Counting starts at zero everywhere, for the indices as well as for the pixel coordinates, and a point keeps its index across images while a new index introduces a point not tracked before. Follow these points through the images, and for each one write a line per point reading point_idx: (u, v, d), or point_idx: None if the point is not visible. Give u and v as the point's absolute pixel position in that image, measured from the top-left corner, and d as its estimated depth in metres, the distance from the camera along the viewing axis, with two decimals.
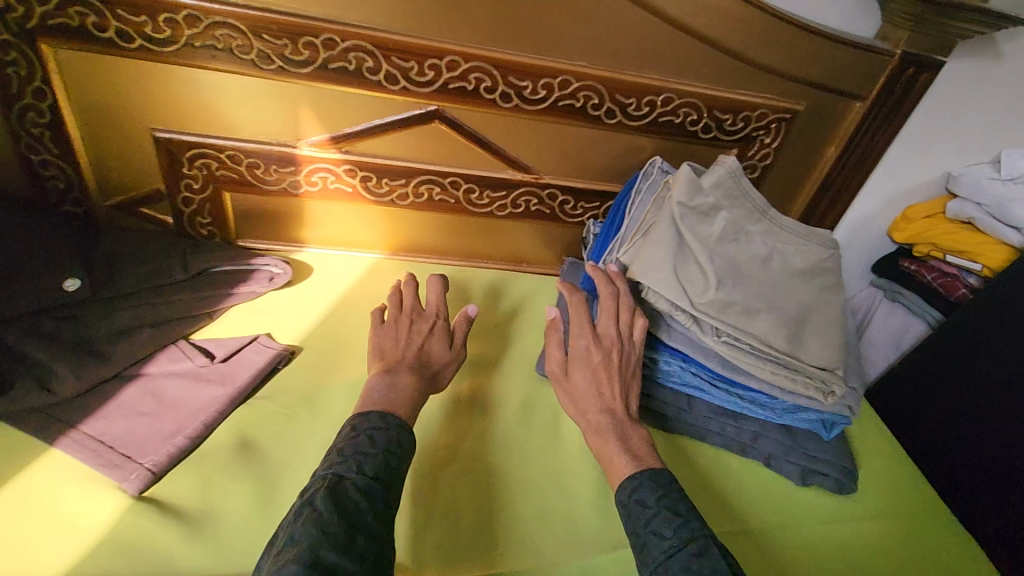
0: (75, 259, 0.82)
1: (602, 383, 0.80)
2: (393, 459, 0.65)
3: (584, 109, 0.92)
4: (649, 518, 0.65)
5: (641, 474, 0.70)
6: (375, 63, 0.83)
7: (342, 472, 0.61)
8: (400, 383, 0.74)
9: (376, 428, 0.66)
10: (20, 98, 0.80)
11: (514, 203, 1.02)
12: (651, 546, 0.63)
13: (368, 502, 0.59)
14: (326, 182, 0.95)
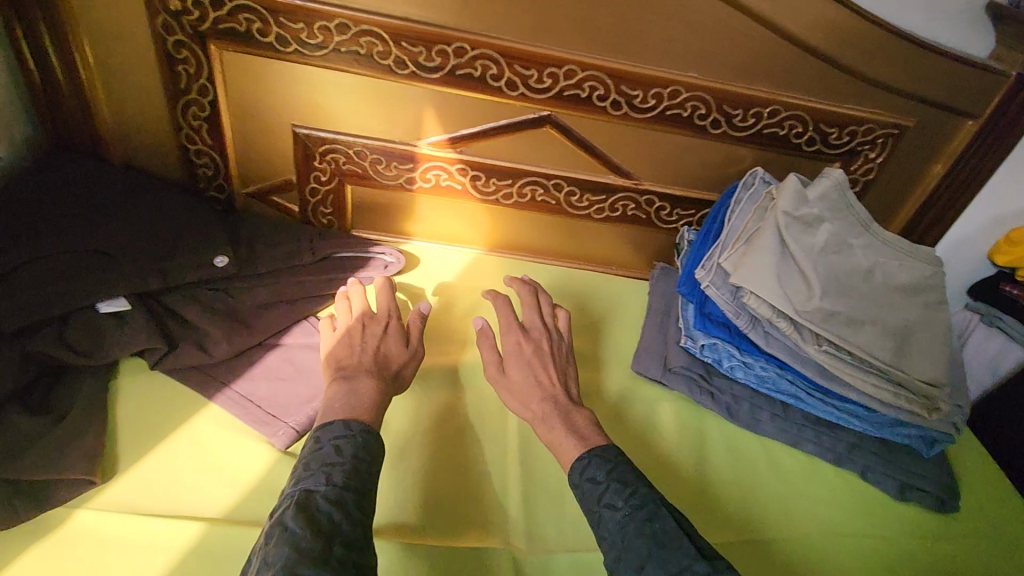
0: (222, 237, 0.90)
1: (541, 376, 0.82)
2: (366, 465, 0.64)
3: (691, 119, 0.95)
4: (602, 493, 0.69)
5: (588, 452, 0.73)
6: (499, 70, 0.89)
7: (312, 487, 0.60)
8: (362, 391, 0.72)
9: (341, 439, 0.65)
10: (186, 93, 0.90)
11: (612, 207, 1.06)
12: (606, 519, 0.66)
13: (343, 513, 0.58)
14: (439, 179, 1.01)
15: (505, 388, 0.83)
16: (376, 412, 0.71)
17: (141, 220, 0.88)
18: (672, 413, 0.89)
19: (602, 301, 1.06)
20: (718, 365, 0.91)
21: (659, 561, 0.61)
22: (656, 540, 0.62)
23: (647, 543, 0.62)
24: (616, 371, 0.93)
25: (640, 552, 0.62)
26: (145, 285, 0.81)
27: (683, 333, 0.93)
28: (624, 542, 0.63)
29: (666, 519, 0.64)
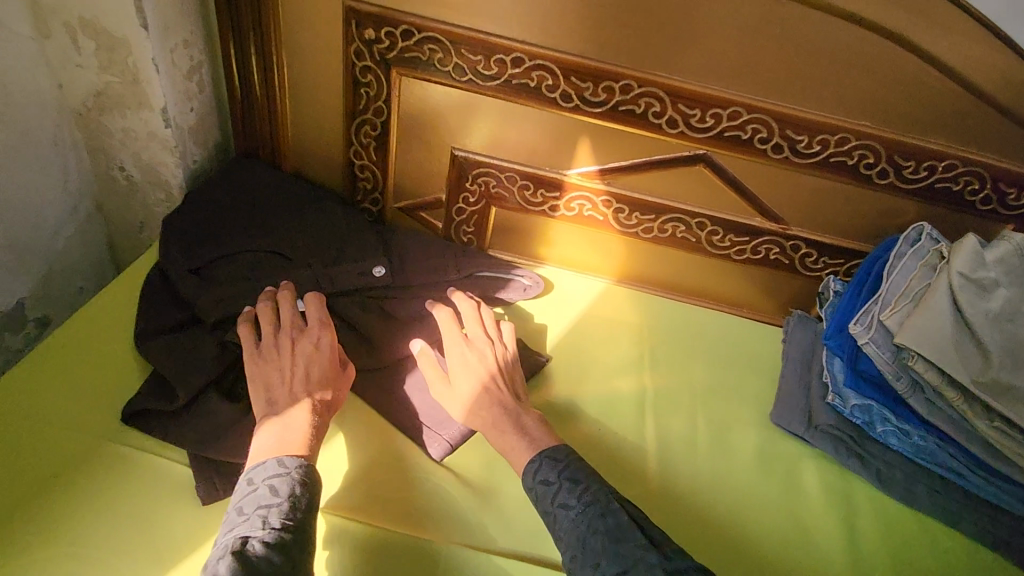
0: (380, 248, 0.95)
1: (481, 393, 0.79)
2: (304, 501, 0.64)
3: (855, 168, 0.92)
4: (555, 493, 0.71)
5: (539, 455, 0.74)
6: (662, 107, 0.89)
7: (248, 533, 0.60)
8: (299, 416, 0.71)
9: (277, 477, 0.64)
10: (362, 113, 0.97)
11: (754, 249, 1.03)
12: (560, 519, 0.69)
13: (282, 555, 0.58)
14: (582, 209, 1.03)
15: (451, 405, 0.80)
16: (313, 438, 0.71)
17: (312, 227, 0.95)
18: (816, 472, 0.85)
19: (738, 343, 1.02)
20: (869, 428, 0.87)
21: (614, 556, 0.64)
22: (610, 536, 0.66)
23: (602, 540, 0.65)
24: (756, 420, 0.90)
25: (597, 549, 0.65)
26: (318, 288, 0.89)
27: (831, 390, 0.89)
28: (581, 540, 0.66)
29: (617, 512, 0.68)
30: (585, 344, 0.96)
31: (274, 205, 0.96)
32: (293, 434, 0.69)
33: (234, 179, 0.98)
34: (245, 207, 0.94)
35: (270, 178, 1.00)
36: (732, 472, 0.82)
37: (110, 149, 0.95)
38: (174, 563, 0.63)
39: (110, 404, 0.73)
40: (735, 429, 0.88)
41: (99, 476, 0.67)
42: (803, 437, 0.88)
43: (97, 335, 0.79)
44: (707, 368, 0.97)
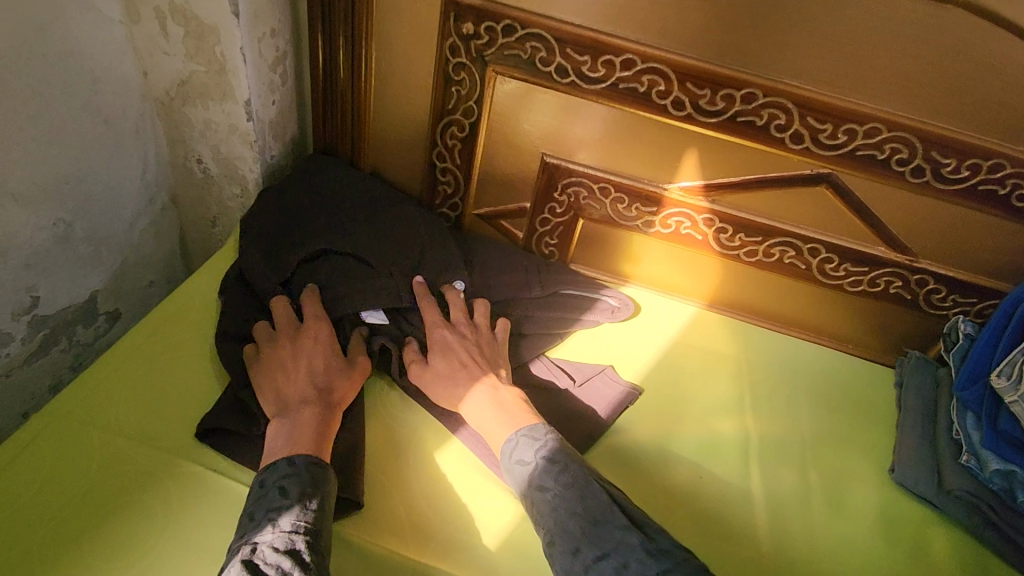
0: (462, 261, 0.89)
1: (462, 377, 0.76)
2: (316, 501, 0.59)
3: (1007, 199, 0.81)
4: (533, 475, 0.66)
5: (517, 433, 0.69)
6: (788, 121, 0.81)
7: (257, 539, 0.55)
8: (305, 409, 0.67)
9: (286, 479, 0.60)
10: (451, 113, 0.91)
11: (871, 281, 0.93)
12: (538, 501, 0.64)
13: (294, 560, 0.54)
14: (680, 226, 0.94)
15: (430, 389, 0.76)
16: (324, 436, 0.66)
17: (390, 229, 0.88)
18: (948, 545, 0.74)
19: (846, 386, 0.92)
20: (1009, 497, 0.75)
21: (594, 540, 0.60)
22: (590, 519, 0.61)
23: (581, 523, 0.61)
24: (874, 478, 0.80)
25: (575, 533, 0.60)
26: (399, 301, 0.81)
27: (965, 450, 0.78)
28: (558, 523, 0.62)
29: (597, 494, 0.63)
30: (677, 378, 0.87)
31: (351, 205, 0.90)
32: (303, 432, 0.65)
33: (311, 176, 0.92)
34: (323, 207, 0.89)
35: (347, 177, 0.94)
36: (848, 535, 0.73)
37: (189, 140, 0.91)
38: None
39: (183, 417, 0.69)
40: (849, 485, 0.78)
41: (166, 494, 0.62)
42: (932, 502, 0.77)
43: (173, 339, 0.76)
44: (814, 412, 0.87)
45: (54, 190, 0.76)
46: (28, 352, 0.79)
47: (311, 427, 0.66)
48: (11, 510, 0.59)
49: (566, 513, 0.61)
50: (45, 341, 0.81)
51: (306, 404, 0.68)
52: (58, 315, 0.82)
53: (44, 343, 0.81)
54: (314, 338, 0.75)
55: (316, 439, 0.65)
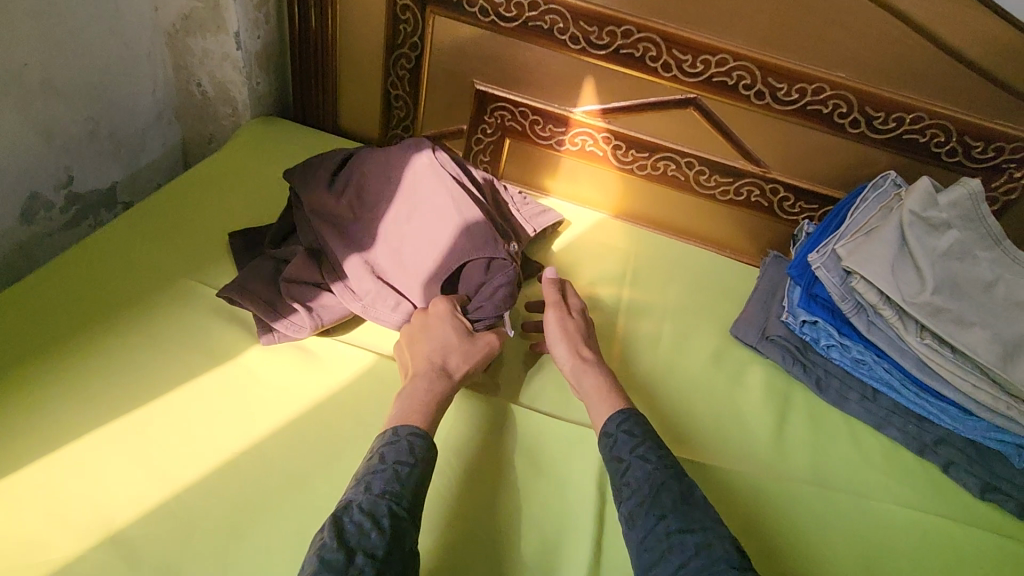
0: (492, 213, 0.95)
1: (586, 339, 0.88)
2: (410, 469, 0.65)
3: (830, 116, 1.02)
4: (635, 445, 0.73)
5: (629, 410, 0.78)
6: (658, 52, 1.02)
7: (352, 497, 0.61)
8: (423, 383, 0.74)
9: (388, 445, 0.66)
10: (400, 47, 1.14)
11: (737, 190, 1.15)
12: (633, 467, 0.71)
13: (375, 523, 0.58)
14: (585, 144, 1.16)
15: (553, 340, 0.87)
16: (430, 410, 0.72)
17: (435, 195, 0.92)
18: (761, 375, 0.98)
19: (714, 273, 1.15)
20: (815, 343, 0.99)
21: (681, 516, 0.65)
22: (681, 498, 0.67)
23: (674, 499, 0.67)
24: (717, 332, 1.03)
25: (666, 504, 0.67)
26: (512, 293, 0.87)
27: (786, 310, 1.01)
28: (653, 491, 0.68)
29: (693, 485, 0.70)
30: (573, 259, 1.11)
31: (434, 188, 0.92)
32: (422, 404, 0.72)
33: (392, 153, 0.96)
34: (372, 164, 0.95)
35: (404, 155, 0.95)
36: (684, 365, 0.97)
37: (191, 67, 1.14)
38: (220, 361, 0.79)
39: (185, 254, 0.92)
40: (694, 335, 1.02)
41: (169, 295, 0.85)
42: (756, 347, 1.00)
43: (176, 208, 0.99)
44: (681, 288, 1.10)
45: (87, 91, 0.99)
46: (65, 220, 1.03)
47: (427, 401, 0.73)
48: (57, 289, 0.82)
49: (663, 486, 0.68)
50: (77, 214, 1.05)
51: (418, 380, 0.75)
52: (87, 195, 1.06)
53: (76, 216, 1.05)
54: (438, 313, 0.83)
55: (418, 417, 0.70)
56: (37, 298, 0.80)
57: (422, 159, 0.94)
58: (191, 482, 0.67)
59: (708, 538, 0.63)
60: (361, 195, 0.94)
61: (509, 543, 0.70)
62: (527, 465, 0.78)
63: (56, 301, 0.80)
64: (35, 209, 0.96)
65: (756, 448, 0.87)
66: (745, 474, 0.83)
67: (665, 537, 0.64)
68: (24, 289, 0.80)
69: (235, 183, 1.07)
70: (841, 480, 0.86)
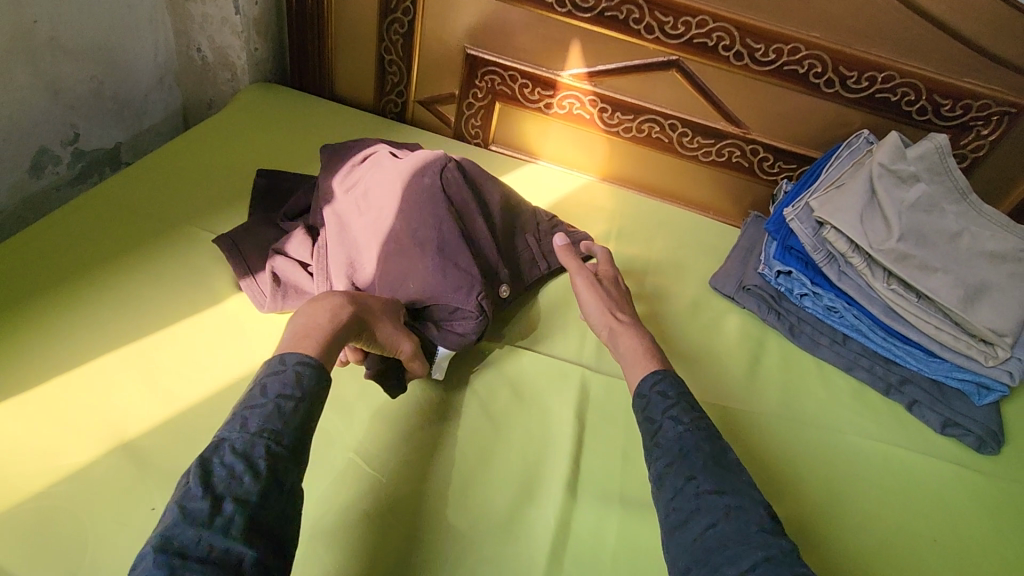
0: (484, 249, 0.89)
1: (619, 304, 0.90)
2: (295, 404, 0.59)
3: (806, 76, 1.06)
4: (668, 407, 0.73)
5: (664, 370, 0.78)
6: (641, 15, 1.06)
7: (225, 435, 0.55)
8: (328, 308, 0.69)
9: (271, 375, 0.60)
10: (393, 12, 1.18)
11: (718, 151, 1.19)
12: (666, 429, 0.71)
13: (247, 465, 0.53)
14: (572, 107, 1.20)
15: (586, 297, 0.89)
16: (326, 335, 0.66)
17: (427, 219, 0.85)
18: (738, 324, 1.03)
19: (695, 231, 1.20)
20: (789, 293, 1.03)
21: (713, 475, 0.66)
22: (713, 458, 0.68)
23: (705, 460, 0.67)
24: (696, 285, 1.08)
25: (696, 465, 0.67)
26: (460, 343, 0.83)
27: (762, 262, 1.05)
28: (683, 453, 0.68)
29: (724, 447, 0.70)
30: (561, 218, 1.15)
31: (428, 211, 0.86)
32: (321, 331, 0.66)
33: (406, 162, 0.91)
34: (387, 172, 0.90)
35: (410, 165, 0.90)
36: (665, 314, 1.02)
37: (190, 32, 1.18)
38: (222, 299, 0.85)
39: (187, 207, 0.97)
40: (675, 287, 1.07)
41: (172, 242, 0.90)
42: (733, 297, 1.06)
43: (175, 166, 1.04)
44: (664, 244, 1.15)
45: (91, 52, 1.03)
46: (71, 175, 1.07)
47: (324, 326, 0.67)
48: (66, 235, 0.87)
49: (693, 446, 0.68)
50: (83, 171, 1.09)
51: (321, 304, 0.70)
52: (92, 153, 1.10)
53: (82, 172, 1.09)
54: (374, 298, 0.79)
55: (308, 342, 0.64)
56: (50, 242, 0.85)
57: (425, 177, 0.88)
58: (196, 403, 0.72)
59: (742, 499, 0.63)
60: (368, 194, 0.90)
61: (495, 463, 0.76)
62: (512, 398, 0.83)
63: (72, 245, 0.86)
64: (43, 164, 1.01)
65: (730, 388, 0.93)
66: (720, 410, 0.89)
67: (694, 497, 0.64)
68: (37, 233, 0.86)
69: (239, 145, 1.13)
70: (809, 416, 0.92)
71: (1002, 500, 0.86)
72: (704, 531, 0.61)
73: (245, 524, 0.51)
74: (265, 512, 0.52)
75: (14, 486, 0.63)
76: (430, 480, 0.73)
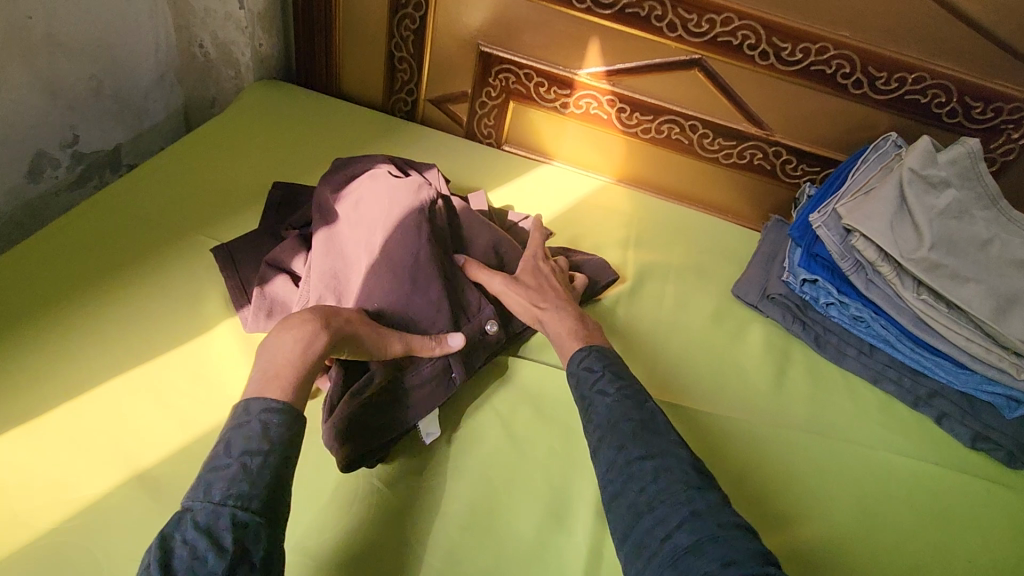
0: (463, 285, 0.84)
1: (544, 289, 0.85)
2: (263, 459, 0.56)
3: (833, 77, 1.03)
4: (596, 380, 0.73)
5: (590, 348, 0.77)
6: (663, 11, 1.02)
7: (188, 505, 0.53)
8: (301, 339, 0.66)
9: (237, 430, 0.57)
10: (403, 7, 1.13)
11: (740, 153, 1.15)
12: (596, 402, 0.71)
13: (211, 538, 0.50)
14: (589, 107, 1.17)
15: (506, 297, 0.84)
16: (296, 371, 0.63)
17: (405, 237, 0.80)
18: (761, 334, 1.01)
19: (715, 234, 1.17)
20: (815, 302, 1.01)
21: (641, 442, 0.65)
22: (641, 425, 0.67)
23: (633, 427, 0.67)
24: (718, 291, 1.06)
25: (625, 433, 0.66)
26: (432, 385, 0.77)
27: (787, 270, 1.02)
28: (613, 423, 0.68)
29: (653, 411, 0.70)
30: (578, 222, 1.12)
31: (408, 229, 0.81)
32: (289, 366, 0.63)
33: (400, 182, 0.87)
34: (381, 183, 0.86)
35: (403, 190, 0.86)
36: (687, 323, 1.00)
37: (192, 27, 1.13)
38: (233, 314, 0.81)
39: (193, 215, 0.93)
40: (696, 294, 1.05)
41: (180, 253, 0.87)
42: (756, 305, 1.03)
43: (178, 171, 1.00)
44: (683, 249, 1.12)
45: (89, 50, 0.98)
46: (70, 179, 1.03)
47: (294, 361, 0.64)
48: (67, 246, 0.84)
49: (621, 416, 0.68)
50: (83, 175, 1.05)
51: (290, 333, 0.66)
52: (93, 155, 1.06)
53: (82, 175, 1.05)
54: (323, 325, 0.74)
55: (279, 382, 0.62)
56: (52, 253, 0.82)
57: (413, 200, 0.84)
58: (208, 427, 0.69)
59: (668, 461, 0.63)
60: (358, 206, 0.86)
61: (520, 485, 0.74)
62: (535, 416, 0.80)
63: (75, 257, 0.83)
64: (42, 168, 0.96)
65: (755, 401, 0.91)
66: (745, 426, 0.87)
67: (625, 466, 0.64)
68: (38, 245, 0.83)
69: (245, 148, 1.09)
70: (835, 429, 0.90)
71: None
72: (635, 498, 0.61)
73: None
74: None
75: (25, 520, 0.60)
76: (455, 504, 0.71)
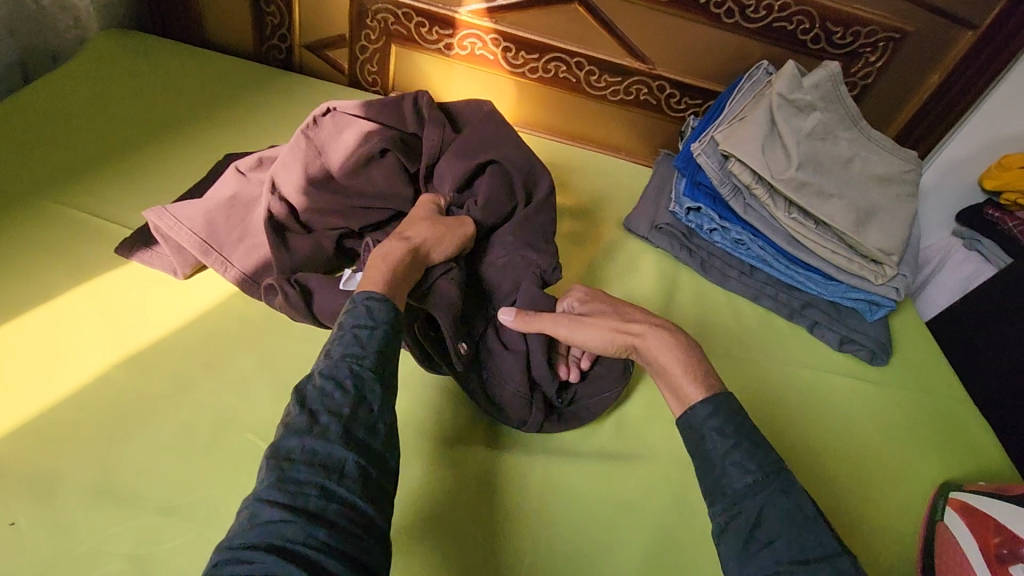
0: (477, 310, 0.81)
1: (628, 317, 0.76)
2: (371, 330, 0.63)
3: (706, 6, 1.04)
4: (728, 450, 0.64)
5: (718, 398, 0.67)
6: None
7: (318, 365, 0.61)
8: (394, 259, 0.72)
9: (348, 313, 0.65)
10: None
11: (626, 89, 1.16)
12: (729, 478, 0.63)
13: (337, 384, 0.58)
14: (474, 48, 1.13)
15: (583, 334, 0.75)
16: (391, 277, 0.70)
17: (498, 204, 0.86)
18: (652, 263, 1.04)
19: (607, 171, 1.18)
20: (699, 229, 1.04)
21: (793, 541, 0.59)
22: (797, 517, 0.60)
23: (784, 521, 0.60)
24: (611, 226, 1.08)
25: (772, 527, 0.60)
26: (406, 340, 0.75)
27: (674, 200, 1.05)
28: (756, 512, 0.61)
29: (801, 497, 0.62)
30: None
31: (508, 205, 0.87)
32: (377, 264, 0.71)
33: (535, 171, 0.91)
34: (509, 136, 0.92)
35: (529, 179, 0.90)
36: (581, 258, 1.01)
37: None
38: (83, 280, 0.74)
39: (29, 178, 0.84)
40: (590, 230, 1.06)
41: (14, 220, 0.78)
42: (646, 237, 1.06)
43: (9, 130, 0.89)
44: (578, 187, 1.13)
45: None
46: None
47: (390, 271, 0.70)
48: None
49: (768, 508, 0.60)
50: None
51: (392, 246, 0.73)
52: None
53: None
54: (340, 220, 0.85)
55: (377, 281, 0.68)
56: None
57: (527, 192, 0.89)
58: (59, 399, 0.64)
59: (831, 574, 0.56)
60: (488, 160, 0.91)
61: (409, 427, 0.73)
62: None
63: None
64: None
65: None
66: None
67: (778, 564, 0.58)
68: None
69: (98, 102, 0.98)
70: (720, 346, 0.95)
71: (888, 404, 0.94)
72: None
73: (339, 435, 0.56)
74: (356, 424, 0.57)
75: None
76: None
